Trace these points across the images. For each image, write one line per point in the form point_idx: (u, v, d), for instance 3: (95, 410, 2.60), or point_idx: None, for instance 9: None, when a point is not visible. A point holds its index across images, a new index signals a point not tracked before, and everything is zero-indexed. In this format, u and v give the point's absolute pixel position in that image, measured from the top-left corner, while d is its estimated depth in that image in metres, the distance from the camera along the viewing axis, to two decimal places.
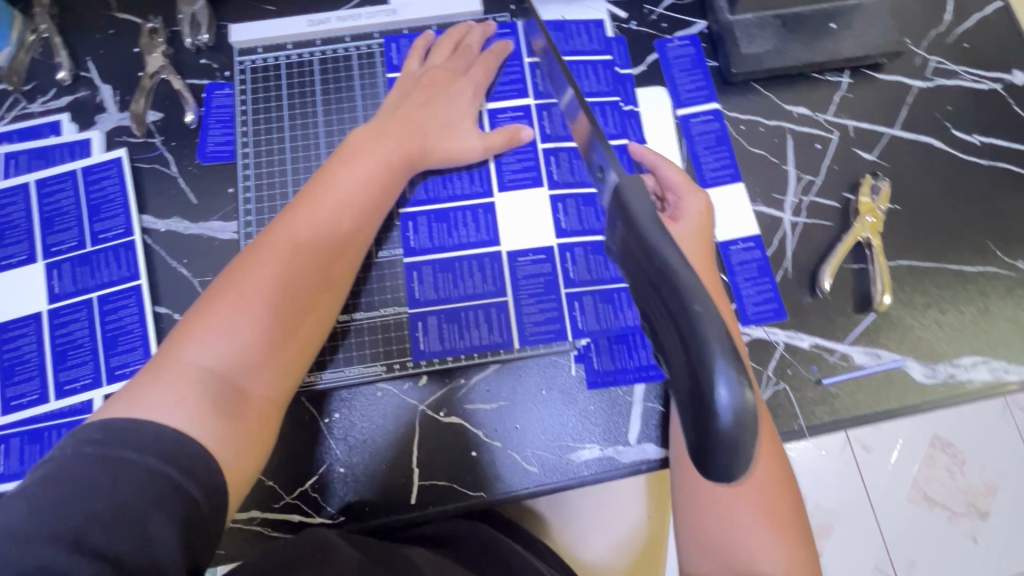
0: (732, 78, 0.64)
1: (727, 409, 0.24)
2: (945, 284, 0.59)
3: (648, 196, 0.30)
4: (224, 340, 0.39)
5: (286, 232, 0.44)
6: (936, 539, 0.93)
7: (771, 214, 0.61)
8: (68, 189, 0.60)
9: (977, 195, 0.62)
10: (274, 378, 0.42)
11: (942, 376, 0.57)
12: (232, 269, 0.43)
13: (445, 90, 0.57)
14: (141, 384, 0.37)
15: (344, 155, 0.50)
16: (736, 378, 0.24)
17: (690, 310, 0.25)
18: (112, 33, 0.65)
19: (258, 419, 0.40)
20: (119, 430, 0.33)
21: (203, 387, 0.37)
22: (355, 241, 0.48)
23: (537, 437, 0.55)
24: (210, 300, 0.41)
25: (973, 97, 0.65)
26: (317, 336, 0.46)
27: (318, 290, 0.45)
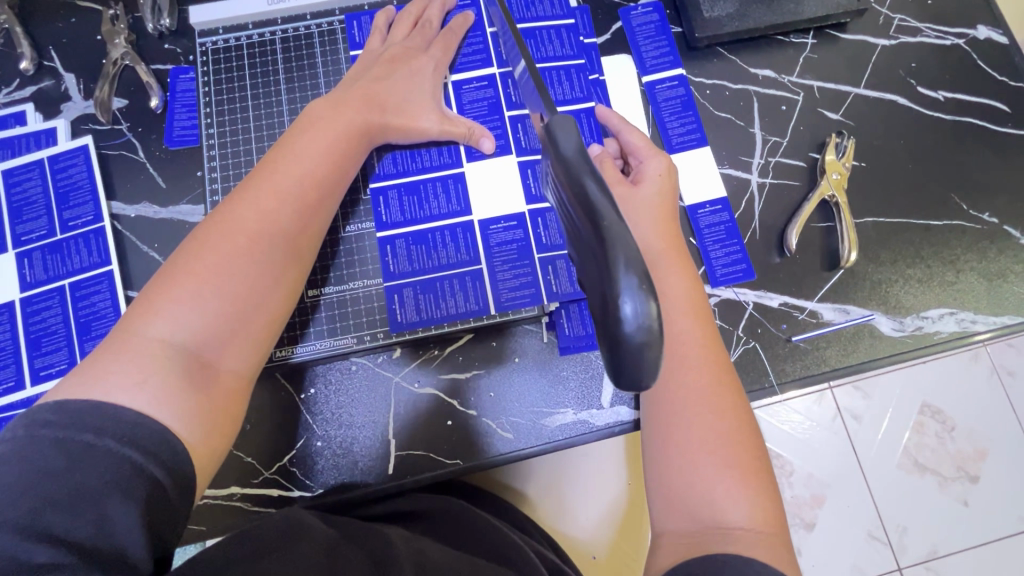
0: (696, 43, 0.64)
1: (631, 319, 0.28)
2: (912, 240, 0.60)
3: (575, 135, 0.33)
4: (188, 315, 0.39)
5: (246, 206, 0.44)
6: (923, 501, 0.94)
7: (739, 176, 0.62)
8: (35, 178, 0.59)
9: (943, 151, 0.63)
10: (243, 353, 0.42)
11: (910, 328, 0.58)
12: (191, 244, 0.42)
13: (406, 65, 0.57)
14: (100, 363, 0.36)
15: (302, 130, 0.50)
16: (639, 294, 0.28)
17: (604, 235, 0.29)
18: (73, 21, 0.64)
19: (227, 395, 0.40)
20: (77, 414, 0.33)
21: (168, 363, 0.37)
22: (318, 212, 0.48)
23: (511, 404, 0.55)
24: (169, 276, 0.40)
25: (936, 53, 0.65)
26: (285, 310, 0.46)
27: (284, 261, 0.45)
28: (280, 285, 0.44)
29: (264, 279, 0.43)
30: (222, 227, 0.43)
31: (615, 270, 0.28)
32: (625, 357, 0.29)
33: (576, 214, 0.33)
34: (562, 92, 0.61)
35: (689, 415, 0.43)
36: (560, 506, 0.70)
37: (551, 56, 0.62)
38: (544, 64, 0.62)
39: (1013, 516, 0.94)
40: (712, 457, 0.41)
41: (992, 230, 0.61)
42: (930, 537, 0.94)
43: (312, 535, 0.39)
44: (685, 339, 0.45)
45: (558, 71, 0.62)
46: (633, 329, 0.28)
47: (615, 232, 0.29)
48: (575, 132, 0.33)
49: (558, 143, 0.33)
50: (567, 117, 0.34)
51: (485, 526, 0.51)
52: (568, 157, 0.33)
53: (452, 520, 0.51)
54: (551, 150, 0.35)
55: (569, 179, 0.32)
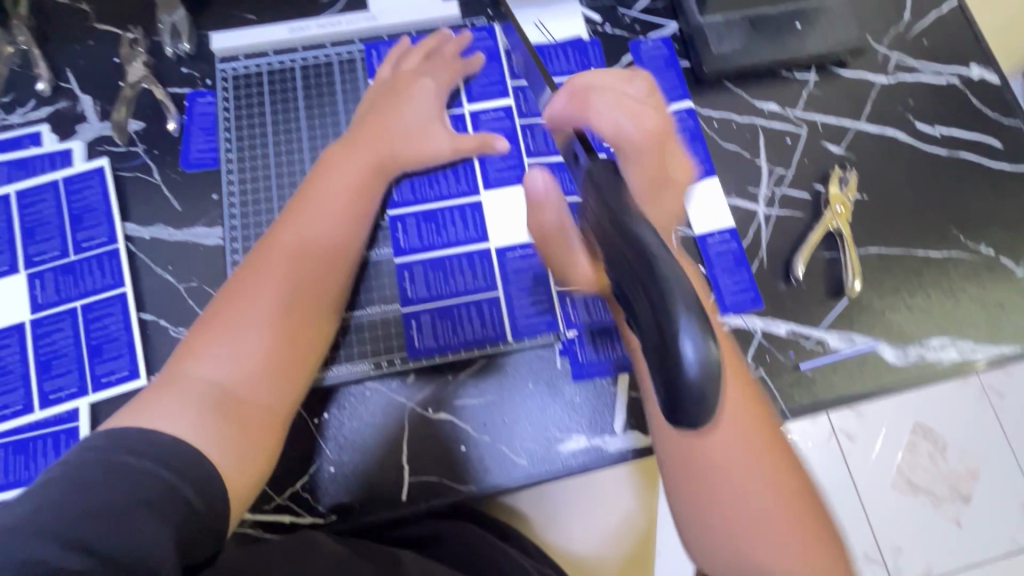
0: (704, 77, 0.66)
1: (692, 362, 0.28)
2: (912, 269, 0.62)
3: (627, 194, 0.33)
4: (223, 355, 0.42)
5: (274, 250, 0.48)
6: (918, 522, 0.96)
7: (746, 207, 0.63)
8: (49, 200, 0.60)
9: (940, 185, 0.65)
10: (274, 387, 0.44)
11: (912, 357, 0.59)
12: (226, 289, 0.46)
13: (411, 95, 0.59)
14: (148, 400, 0.40)
15: (323, 172, 0.53)
16: (699, 335, 0.28)
17: (662, 285, 0.29)
18: (90, 43, 0.65)
19: (260, 426, 0.43)
20: (122, 438, 0.36)
21: (204, 398, 0.40)
22: (339, 251, 0.51)
23: (525, 430, 0.55)
24: (208, 322, 0.44)
25: (933, 91, 0.68)
26: (312, 346, 0.48)
27: (306, 298, 0.48)
28: (305, 320, 0.47)
29: (290, 317, 0.46)
30: (251, 272, 0.47)
31: (677, 314, 0.29)
32: (684, 400, 0.29)
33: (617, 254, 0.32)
34: None
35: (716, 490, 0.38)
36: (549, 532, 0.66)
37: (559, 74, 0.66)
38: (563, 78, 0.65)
39: (1003, 538, 0.96)
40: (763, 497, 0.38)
41: (988, 261, 0.63)
42: (927, 559, 0.96)
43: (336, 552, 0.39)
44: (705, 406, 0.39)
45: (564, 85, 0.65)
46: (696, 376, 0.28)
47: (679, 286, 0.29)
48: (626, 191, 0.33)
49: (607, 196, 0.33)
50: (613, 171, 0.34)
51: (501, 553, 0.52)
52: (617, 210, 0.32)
53: (467, 545, 0.52)
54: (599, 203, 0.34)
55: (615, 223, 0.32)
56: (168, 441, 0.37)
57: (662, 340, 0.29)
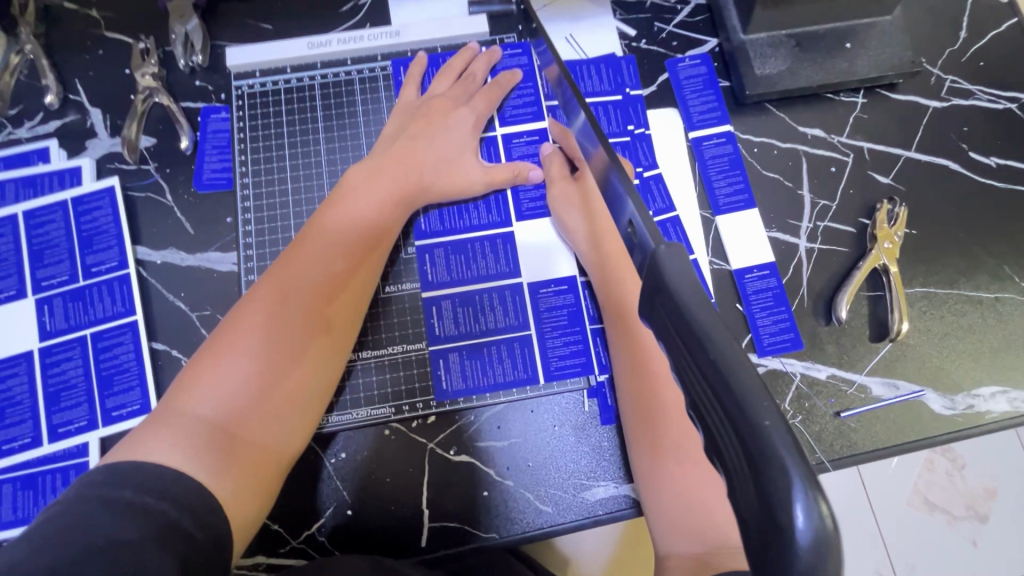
0: (745, 100, 0.62)
1: (806, 538, 0.18)
2: (962, 311, 0.58)
3: (690, 268, 0.25)
4: (227, 389, 0.40)
5: (289, 275, 0.46)
6: (936, 544, 0.93)
7: (787, 241, 0.60)
8: (58, 221, 0.57)
9: (993, 219, 0.61)
10: (273, 426, 0.42)
11: (960, 407, 0.56)
12: (236, 312, 0.44)
13: (444, 121, 0.56)
14: (144, 432, 0.38)
15: (343, 193, 0.51)
16: (814, 499, 0.19)
17: (754, 419, 0.20)
18: (100, 53, 0.62)
19: (259, 469, 0.40)
20: (120, 474, 0.34)
21: (202, 433, 0.38)
22: (353, 279, 0.49)
23: (550, 474, 0.53)
24: (214, 348, 0.42)
25: (988, 117, 0.64)
26: (318, 381, 0.46)
27: (315, 330, 0.46)
28: (313, 355, 0.45)
29: (297, 351, 0.44)
30: (262, 298, 0.44)
31: (780, 465, 0.19)
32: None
33: (678, 360, 0.24)
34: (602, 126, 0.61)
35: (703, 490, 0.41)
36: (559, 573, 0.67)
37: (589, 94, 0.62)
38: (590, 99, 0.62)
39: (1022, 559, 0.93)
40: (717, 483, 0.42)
41: None
42: None
43: None
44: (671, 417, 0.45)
45: (596, 106, 0.62)
46: (806, 559, 0.18)
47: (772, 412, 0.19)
48: (688, 263, 0.25)
49: (668, 284, 0.24)
50: (674, 247, 0.25)
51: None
52: (682, 301, 0.24)
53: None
54: (652, 291, 0.26)
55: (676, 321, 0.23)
56: (172, 494, 0.34)
57: (761, 506, 0.19)
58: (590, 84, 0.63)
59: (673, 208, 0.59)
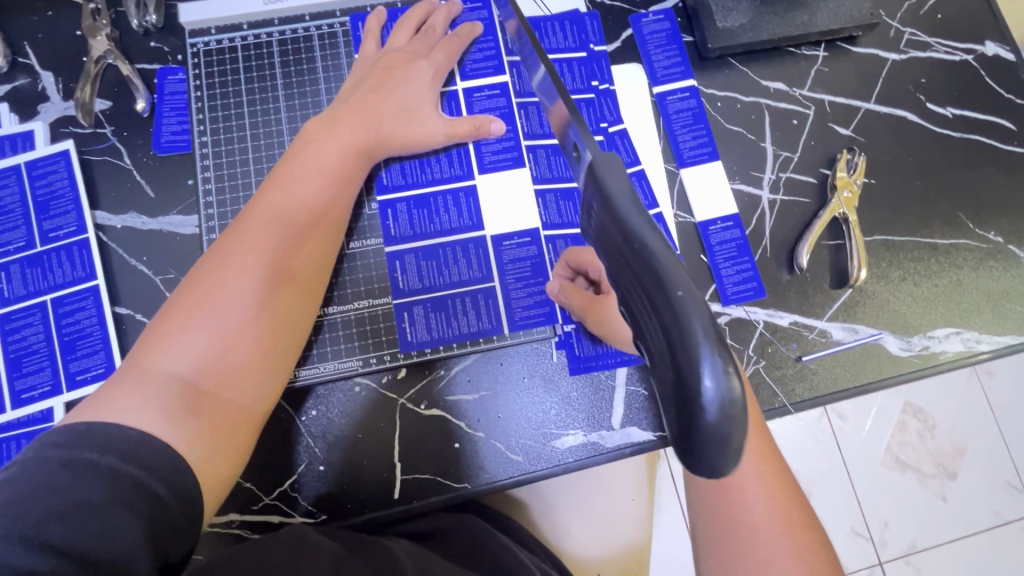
0: (708, 54, 0.63)
1: (712, 401, 0.22)
2: (919, 258, 0.60)
3: (626, 174, 0.26)
4: (191, 346, 0.40)
5: (249, 234, 0.45)
6: (905, 498, 0.97)
7: (750, 192, 0.61)
8: (12, 186, 0.56)
9: (949, 168, 0.63)
10: (243, 381, 0.42)
11: (916, 348, 0.58)
12: (195, 273, 0.44)
13: (404, 73, 0.55)
14: (107, 392, 0.37)
15: (303, 152, 0.50)
16: (722, 368, 0.22)
17: (673, 298, 0.22)
18: (49, 14, 0.60)
19: (231, 423, 0.41)
20: (80, 432, 0.34)
21: (170, 391, 0.38)
22: (316, 235, 0.49)
23: (520, 426, 0.54)
24: (174, 309, 0.41)
25: (945, 69, 0.65)
26: (288, 337, 0.46)
27: (279, 286, 0.45)
28: (280, 311, 0.45)
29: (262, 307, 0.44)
30: (221, 257, 0.44)
31: (695, 340, 0.22)
32: (700, 451, 0.23)
33: (613, 258, 0.25)
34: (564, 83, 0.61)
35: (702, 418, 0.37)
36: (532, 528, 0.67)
37: (552, 51, 0.62)
38: (553, 55, 0.62)
39: (985, 509, 0.97)
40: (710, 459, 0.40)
41: (998, 249, 0.61)
42: (911, 532, 0.96)
43: (317, 553, 0.38)
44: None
45: (561, 63, 0.62)
46: (712, 412, 0.22)
47: (692, 298, 0.22)
48: (624, 170, 0.26)
49: (605, 190, 0.26)
50: (613, 154, 0.26)
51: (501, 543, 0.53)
52: (616, 206, 0.25)
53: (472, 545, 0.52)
54: (591, 199, 0.27)
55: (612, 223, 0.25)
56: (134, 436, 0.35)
57: (677, 376, 0.22)
58: (554, 41, 0.63)
59: (638, 161, 0.60)
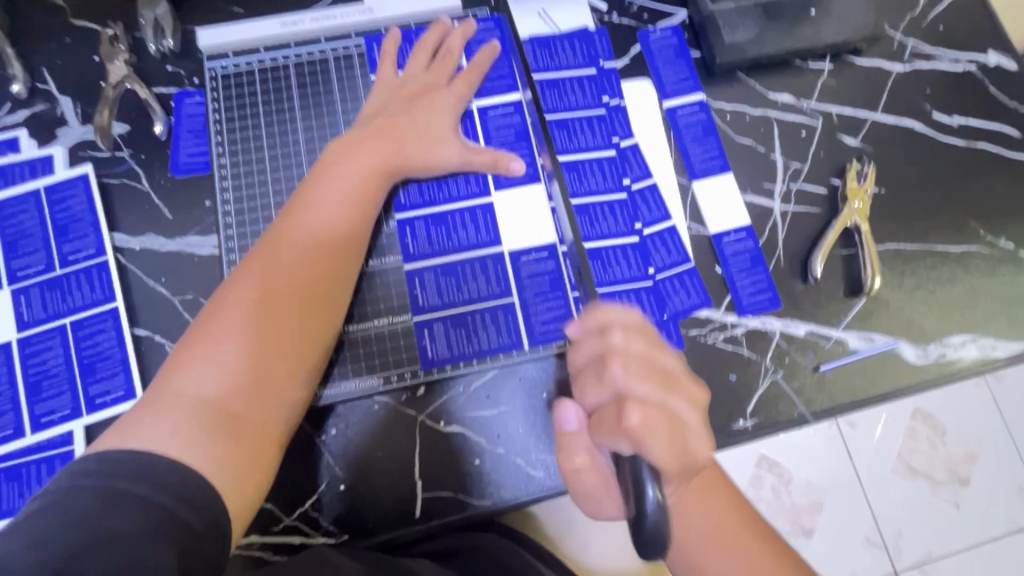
0: (716, 68, 0.64)
1: None
2: (932, 265, 0.60)
3: None
4: (216, 369, 0.41)
5: (274, 258, 0.46)
6: (921, 507, 0.96)
7: (762, 203, 0.61)
8: (31, 211, 0.56)
9: (957, 177, 0.63)
10: (267, 403, 0.42)
11: (932, 356, 0.58)
12: (222, 296, 0.44)
13: (423, 96, 0.56)
14: (137, 416, 0.38)
15: (324, 176, 0.51)
16: None
17: None
18: (68, 41, 0.61)
19: (257, 447, 0.41)
20: (114, 461, 0.34)
21: (195, 417, 0.38)
22: (338, 254, 0.49)
23: (540, 441, 0.54)
24: (200, 333, 0.42)
25: (950, 79, 0.66)
26: (312, 357, 0.46)
27: (302, 307, 0.46)
28: (304, 334, 0.45)
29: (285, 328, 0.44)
30: (245, 281, 0.45)
31: None
32: None
33: None
34: (575, 100, 0.62)
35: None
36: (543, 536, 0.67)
37: (563, 68, 0.62)
38: (561, 73, 0.62)
39: (1002, 518, 0.96)
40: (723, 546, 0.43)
41: (1009, 256, 0.61)
42: (927, 540, 0.96)
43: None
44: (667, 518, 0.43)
45: (572, 80, 0.62)
46: None
47: None
48: None
49: None
50: None
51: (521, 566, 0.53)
52: None
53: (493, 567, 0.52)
54: None
55: None
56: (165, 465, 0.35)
57: None
58: (565, 58, 0.63)
59: (651, 174, 0.61)
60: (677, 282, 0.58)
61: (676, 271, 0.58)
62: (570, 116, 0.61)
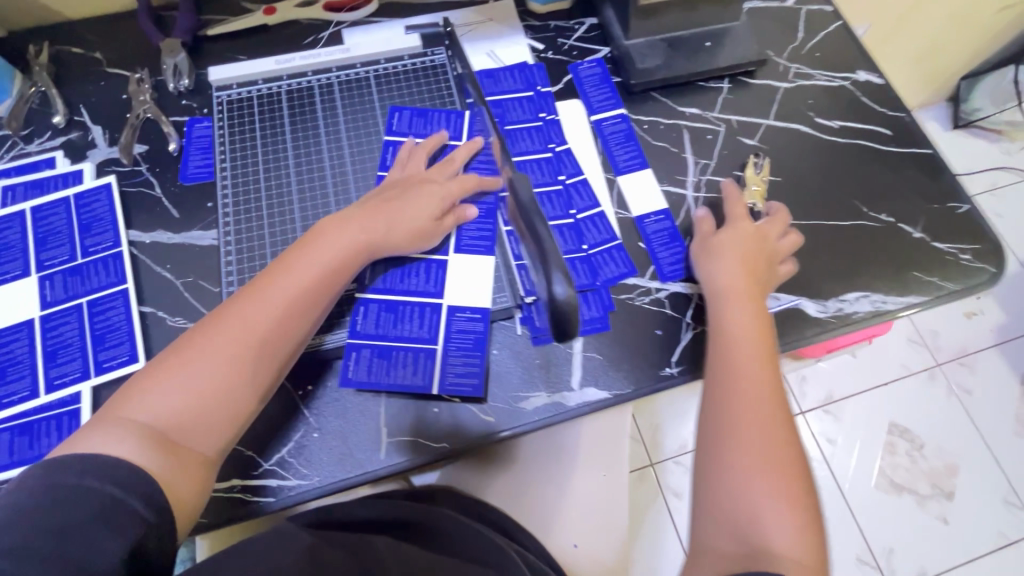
0: (633, 89, 0.78)
1: (562, 295, 0.46)
2: (824, 237, 0.71)
3: (528, 188, 0.52)
4: (170, 398, 0.49)
5: (243, 312, 0.53)
6: None
7: (677, 192, 0.73)
8: (61, 213, 0.67)
9: (841, 167, 0.75)
10: (206, 435, 0.49)
11: (831, 310, 0.67)
12: (195, 335, 0.52)
13: (410, 184, 0.64)
14: (99, 422, 0.47)
15: (311, 241, 0.59)
16: (567, 280, 0.46)
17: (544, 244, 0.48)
18: (102, 83, 0.75)
19: (189, 470, 0.47)
20: (65, 462, 0.42)
21: (140, 436, 0.46)
22: (299, 317, 0.56)
23: (491, 391, 0.61)
24: (167, 361, 0.51)
25: (828, 92, 0.80)
26: (255, 402, 0.53)
27: (254, 358, 0.52)
28: (256, 383, 0.52)
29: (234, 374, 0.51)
30: (216, 326, 0.52)
31: (552, 265, 0.47)
32: (563, 320, 0.47)
33: (529, 238, 0.51)
34: (516, 115, 0.75)
35: (725, 493, 0.50)
36: (517, 495, 0.74)
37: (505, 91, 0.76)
38: (499, 96, 0.76)
39: None
40: (764, 482, 0.49)
41: (888, 228, 0.72)
42: None
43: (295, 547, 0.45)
44: (743, 404, 0.53)
45: (512, 100, 0.76)
46: (565, 303, 0.46)
47: (552, 248, 0.48)
48: (528, 187, 0.52)
49: (518, 194, 0.52)
50: (523, 175, 0.54)
51: (465, 531, 0.61)
52: (525, 205, 0.52)
53: (440, 533, 0.60)
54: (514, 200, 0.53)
55: (525, 215, 0.51)
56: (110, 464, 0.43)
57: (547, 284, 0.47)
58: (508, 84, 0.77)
59: (581, 170, 0.73)
60: (607, 255, 0.68)
61: (605, 247, 0.68)
62: (509, 126, 0.74)
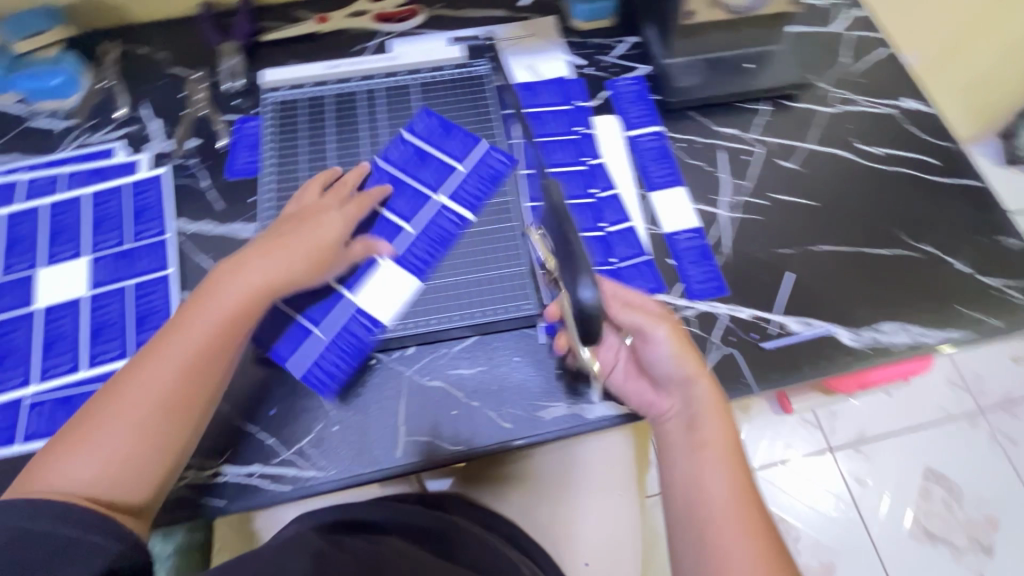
0: (670, 107, 0.78)
1: (589, 300, 0.46)
2: (862, 265, 0.69)
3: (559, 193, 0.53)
4: (100, 442, 0.50)
5: (167, 353, 0.54)
6: None
7: (710, 211, 0.72)
8: (115, 200, 0.71)
9: (882, 195, 0.73)
10: (139, 474, 0.51)
11: (866, 339, 0.65)
12: (122, 379, 0.53)
13: (309, 219, 0.62)
14: (36, 471, 0.49)
15: (219, 279, 0.58)
16: (594, 286, 0.46)
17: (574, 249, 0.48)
18: (163, 81, 0.79)
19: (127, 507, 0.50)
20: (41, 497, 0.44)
21: (74, 481, 0.48)
22: (220, 353, 0.55)
23: (511, 397, 0.61)
24: (95, 409, 0.52)
25: (871, 118, 0.78)
26: (184, 439, 0.54)
27: (181, 398, 0.53)
28: (182, 418, 0.53)
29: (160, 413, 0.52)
30: (141, 370, 0.53)
31: (581, 269, 0.47)
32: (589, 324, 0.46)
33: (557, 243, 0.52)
34: (551, 127, 0.76)
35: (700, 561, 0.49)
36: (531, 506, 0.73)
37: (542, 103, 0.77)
38: (536, 108, 0.77)
39: None
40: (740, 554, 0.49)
41: (931, 259, 0.69)
42: None
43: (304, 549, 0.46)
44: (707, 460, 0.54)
45: (549, 113, 0.77)
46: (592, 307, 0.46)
47: (582, 253, 0.48)
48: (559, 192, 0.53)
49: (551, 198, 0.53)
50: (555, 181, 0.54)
51: (475, 540, 0.60)
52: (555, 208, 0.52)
53: (451, 540, 0.59)
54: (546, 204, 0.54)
55: (557, 219, 0.51)
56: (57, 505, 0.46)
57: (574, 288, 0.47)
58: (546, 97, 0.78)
59: (613, 185, 0.73)
60: (636, 270, 0.67)
61: (634, 262, 0.68)
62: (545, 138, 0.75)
